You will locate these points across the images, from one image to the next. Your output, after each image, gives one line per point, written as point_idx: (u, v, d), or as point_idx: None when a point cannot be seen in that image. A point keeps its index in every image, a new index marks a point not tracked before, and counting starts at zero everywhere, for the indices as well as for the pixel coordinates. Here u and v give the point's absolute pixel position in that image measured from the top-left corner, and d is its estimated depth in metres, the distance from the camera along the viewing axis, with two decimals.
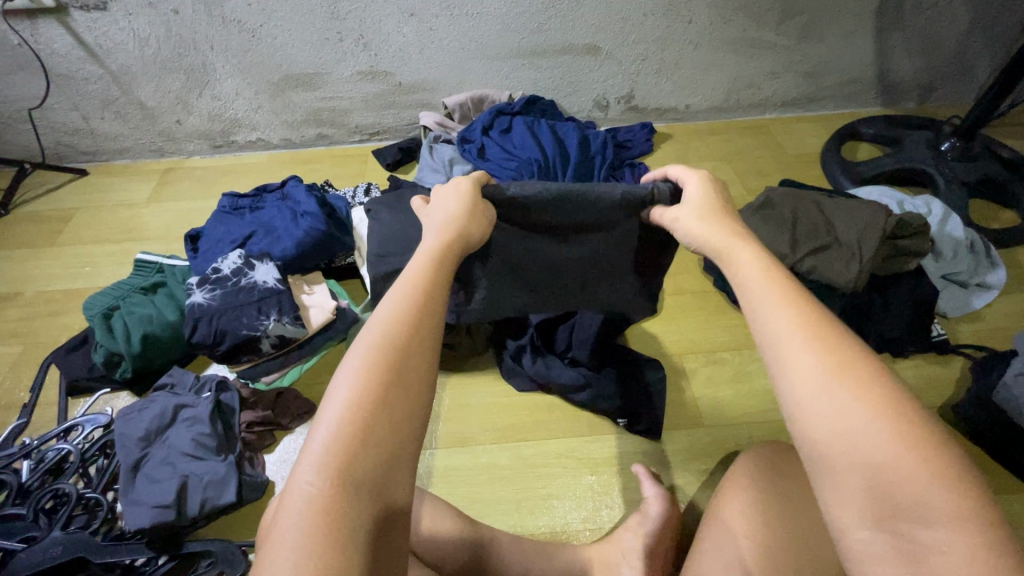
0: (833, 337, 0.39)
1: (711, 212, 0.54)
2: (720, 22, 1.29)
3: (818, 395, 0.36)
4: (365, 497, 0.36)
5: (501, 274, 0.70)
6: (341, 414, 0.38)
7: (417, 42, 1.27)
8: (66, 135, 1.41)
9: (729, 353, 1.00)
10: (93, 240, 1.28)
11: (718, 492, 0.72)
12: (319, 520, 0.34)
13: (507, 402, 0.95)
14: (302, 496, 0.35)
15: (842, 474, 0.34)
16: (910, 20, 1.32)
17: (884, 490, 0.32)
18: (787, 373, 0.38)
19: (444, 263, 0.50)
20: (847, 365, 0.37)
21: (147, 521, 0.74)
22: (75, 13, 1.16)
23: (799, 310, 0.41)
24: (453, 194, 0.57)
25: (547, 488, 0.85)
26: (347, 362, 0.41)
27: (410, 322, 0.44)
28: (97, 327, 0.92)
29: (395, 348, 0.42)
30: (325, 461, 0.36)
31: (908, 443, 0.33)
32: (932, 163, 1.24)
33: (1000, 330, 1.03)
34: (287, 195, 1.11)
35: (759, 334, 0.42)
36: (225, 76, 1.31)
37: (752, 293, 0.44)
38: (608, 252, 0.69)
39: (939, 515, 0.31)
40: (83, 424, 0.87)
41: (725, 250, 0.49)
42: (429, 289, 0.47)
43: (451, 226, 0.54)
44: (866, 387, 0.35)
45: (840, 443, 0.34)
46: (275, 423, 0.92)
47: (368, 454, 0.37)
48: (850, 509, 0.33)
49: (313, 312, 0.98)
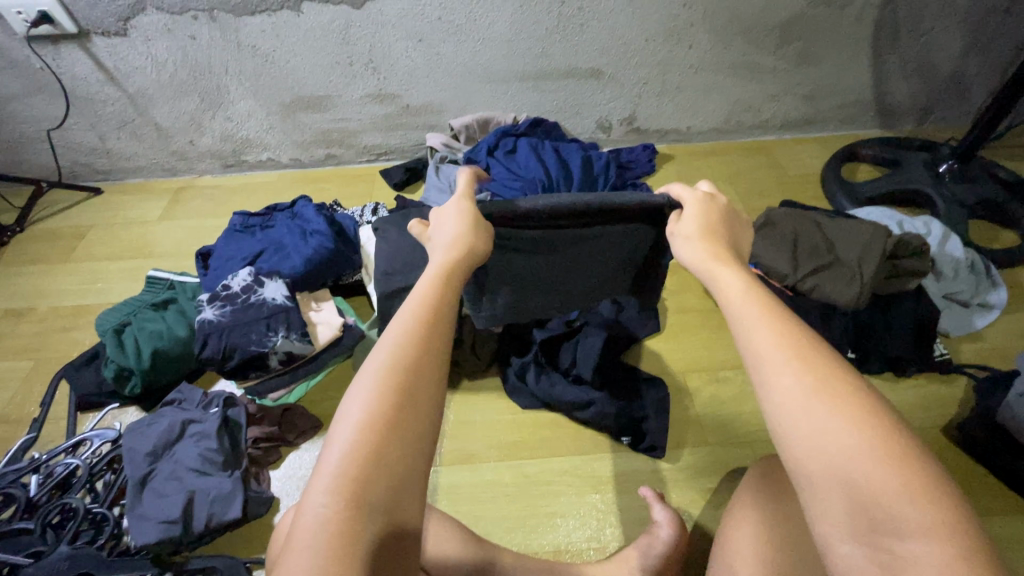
0: (813, 354, 0.40)
1: (693, 230, 0.55)
2: (719, 47, 1.33)
3: (795, 412, 0.37)
4: (374, 519, 0.37)
5: (522, 283, 0.71)
6: (353, 435, 0.39)
7: (425, 65, 1.31)
8: (82, 155, 1.44)
9: (732, 371, 1.01)
10: (106, 256, 1.30)
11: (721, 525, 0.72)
12: (332, 538, 0.36)
13: (511, 419, 0.95)
14: (316, 516, 0.37)
15: (823, 489, 0.35)
16: (906, 46, 1.36)
17: (864, 504, 0.33)
18: (769, 389, 0.39)
19: (452, 282, 0.51)
20: (827, 381, 0.38)
21: (152, 536, 0.75)
22: (96, 38, 1.20)
23: (780, 328, 0.42)
24: (457, 214, 0.58)
25: (551, 505, 0.85)
26: (357, 384, 0.42)
27: (416, 344, 0.44)
28: (108, 342, 0.94)
29: (405, 369, 0.43)
30: (338, 483, 0.38)
31: (884, 458, 0.34)
32: (930, 184, 1.26)
33: (1003, 349, 1.03)
34: (297, 214, 1.13)
35: (745, 349, 0.42)
36: (238, 98, 1.35)
37: (736, 312, 0.44)
38: (627, 257, 0.70)
39: (914, 528, 0.32)
40: (92, 438, 0.88)
41: (708, 269, 0.50)
42: (437, 308, 0.48)
43: (458, 244, 0.54)
44: (845, 403, 0.36)
45: (820, 458, 0.35)
46: (280, 439, 0.93)
47: (380, 475, 0.38)
48: (833, 524, 0.34)
49: (321, 329, 0.99)
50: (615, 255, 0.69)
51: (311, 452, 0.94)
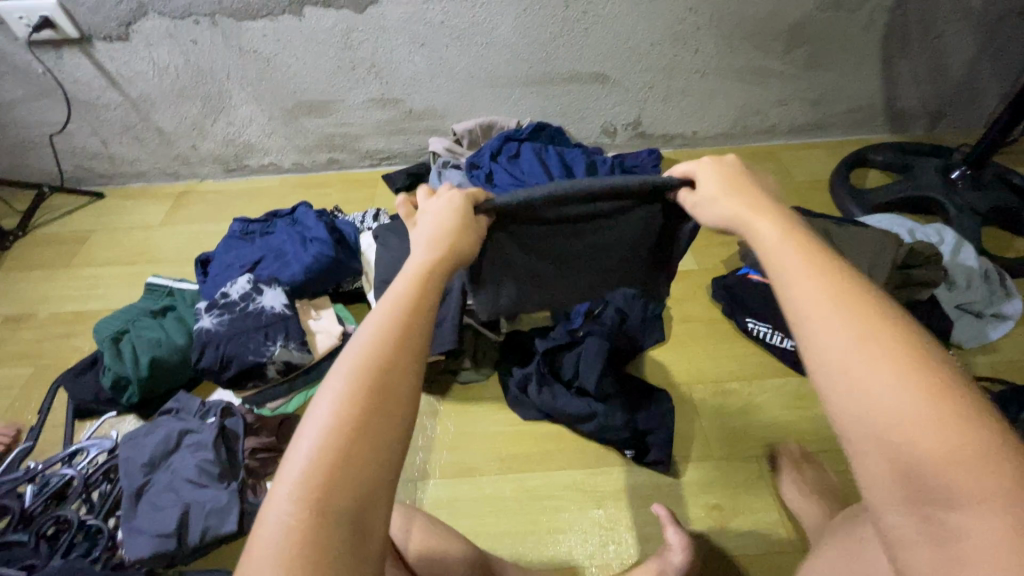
0: (860, 312, 0.37)
1: (717, 192, 0.53)
2: (726, 52, 1.31)
3: (837, 376, 0.36)
4: (339, 527, 0.36)
5: (526, 273, 0.68)
6: (317, 442, 0.38)
7: (428, 70, 1.30)
8: (84, 159, 1.44)
9: (738, 383, 0.99)
10: (107, 262, 1.30)
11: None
12: (297, 538, 0.35)
13: (512, 431, 0.93)
14: (281, 520, 0.36)
15: (870, 458, 0.34)
16: (917, 50, 1.33)
17: (914, 474, 0.32)
18: (817, 351, 0.37)
19: (434, 271, 0.48)
20: (880, 343, 0.36)
21: (146, 550, 0.75)
22: (98, 43, 1.20)
23: (826, 286, 0.40)
24: (446, 200, 0.56)
25: (552, 520, 0.83)
26: (324, 389, 0.41)
27: (388, 343, 0.42)
28: (106, 350, 0.93)
29: (378, 363, 0.41)
30: (299, 491, 0.36)
31: (938, 425, 0.32)
32: (942, 191, 1.24)
33: (1018, 362, 1.00)
34: (297, 220, 1.11)
35: (790, 308, 0.40)
36: (240, 103, 1.34)
37: (776, 270, 0.43)
38: (631, 240, 0.69)
39: (970, 499, 0.31)
40: (88, 448, 0.87)
41: (745, 226, 0.48)
42: (415, 305, 0.45)
43: (444, 239, 0.51)
44: (898, 366, 0.34)
45: (867, 425, 0.34)
46: (278, 449, 0.90)
47: (344, 475, 0.37)
48: (881, 492, 0.34)
49: (320, 338, 0.98)
50: (618, 238, 0.68)
51: None
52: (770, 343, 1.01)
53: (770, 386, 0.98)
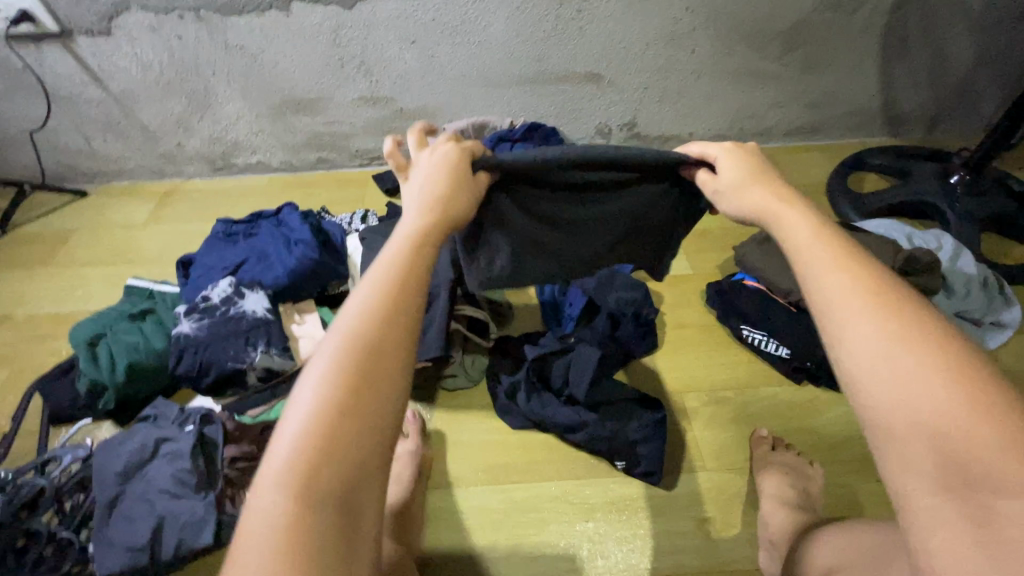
0: (892, 305, 0.37)
1: (742, 179, 0.51)
2: (722, 52, 1.28)
3: (873, 365, 0.35)
4: (333, 513, 0.33)
5: (524, 239, 0.67)
6: (307, 419, 0.35)
7: (419, 68, 1.27)
8: (66, 157, 1.41)
9: (731, 391, 0.96)
10: (87, 262, 1.27)
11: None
12: (287, 528, 0.32)
13: (500, 440, 0.91)
14: (267, 515, 0.32)
15: (905, 442, 0.33)
16: (915, 52, 1.31)
17: (956, 459, 0.31)
18: (846, 340, 0.37)
19: (426, 244, 0.46)
20: (910, 333, 0.36)
21: (118, 564, 0.72)
22: (79, 38, 1.17)
23: (854, 277, 0.39)
24: (439, 163, 0.53)
25: (539, 534, 0.81)
26: (312, 365, 0.37)
27: (383, 312, 0.39)
28: (82, 355, 0.90)
29: (370, 338, 0.38)
30: (290, 474, 0.33)
31: (978, 412, 0.32)
32: (939, 196, 1.22)
33: (1017, 372, 0.98)
34: (282, 221, 1.09)
35: (813, 299, 0.40)
36: (226, 100, 1.31)
37: (804, 258, 0.42)
38: (637, 213, 0.67)
39: (1015, 486, 0.30)
40: (61, 456, 0.84)
41: (770, 216, 0.47)
42: (409, 271, 0.42)
43: (436, 206, 0.49)
44: (932, 356, 0.34)
45: (903, 411, 0.33)
46: (259, 459, 0.86)
47: (331, 458, 0.34)
48: (916, 476, 0.32)
49: (304, 343, 0.96)
50: (623, 210, 0.66)
51: None
52: (765, 351, 0.99)
53: (763, 396, 0.96)
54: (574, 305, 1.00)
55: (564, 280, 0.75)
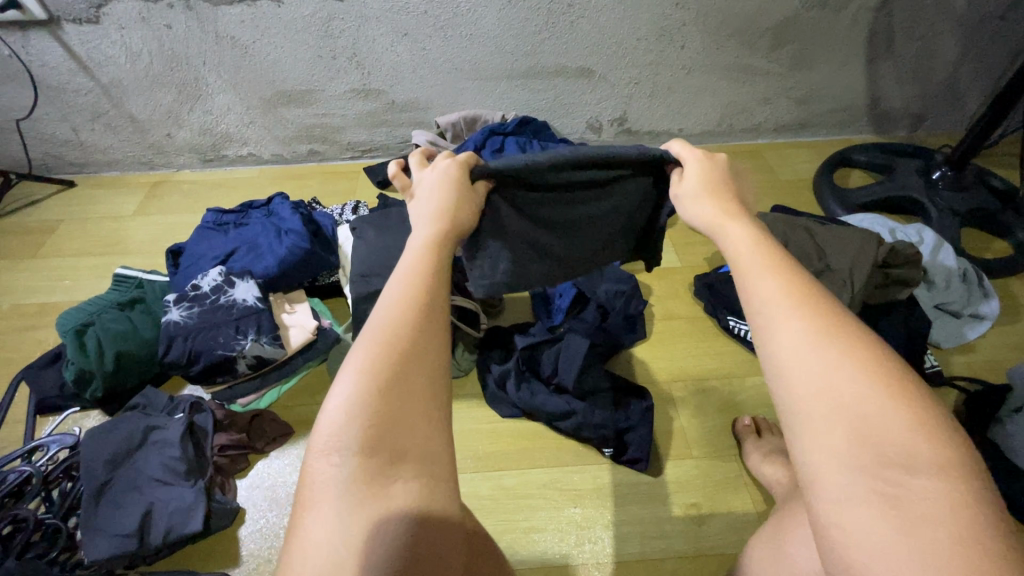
0: (823, 304, 0.38)
1: (699, 188, 0.53)
2: (712, 49, 1.30)
3: (800, 354, 0.36)
4: (390, 476, 0.37)
5: (525, 240, 0.66)
6: (353, 398, 0.39)
7: (411, 61, 1.27)
8: (54, 146, 1.39)
9: (718, 380, 0.98)
10: (75, 252, 1.26)
11: (746, 552, 0.62)
12: (353, 505, 0.37)
13: (490, 428, 0.92)
14: (340, 477, 0.37)
15: (824, 425, 0.33)
16: (901, 51, 1.34)
17: (871, 439, 0.32)
18: (774, 335, 0.38)
19: (443, 251, 0.49)
20: (833, 329, 0.37)
21: (105, 551, 0.71)
22: (67, 26, 1.16)
23: (786, 282, 0.40)
24: (446, 173, 0.55)
25: (528, 520, 0.82)
26: (356, 350, 0.41)
27: (414, 304, 0.43)
28: (69, 343, 0.89)
29: (402, 337, 0.41)
30: (348, 442, 0.38)
31: (891, 397, 0.33)
32: (922, 191, 1.25)
33: (995, 362, 1.01)
34: (273, 211, 1.09)
35: (746, 301, 0.41)
36: (217, 91, 1.31)
37: (744, 265, 0.43)
38: (627, 211, 0.69)
39: (925, 464, 0.31)
40: (48, 444, 0.83)
41: (717, 228, 0.48)
42: (429, 270, 0.46)
43: (449, 211, 0.52)
44: (853, 348, 0.35)
45: (822, 397, 0.34)
46: (249, 447, 0.88)
47: (384, 445, 0.38)
48: (830, 455, 0.33)
49: (294, 332, 0.96)
50: (614, 208, 0.68)
51: (281, 460, 0.89)
52: (751, 341, 1.01)
53: (749, 385, 0.97)
54: (564, 296, 1.01)
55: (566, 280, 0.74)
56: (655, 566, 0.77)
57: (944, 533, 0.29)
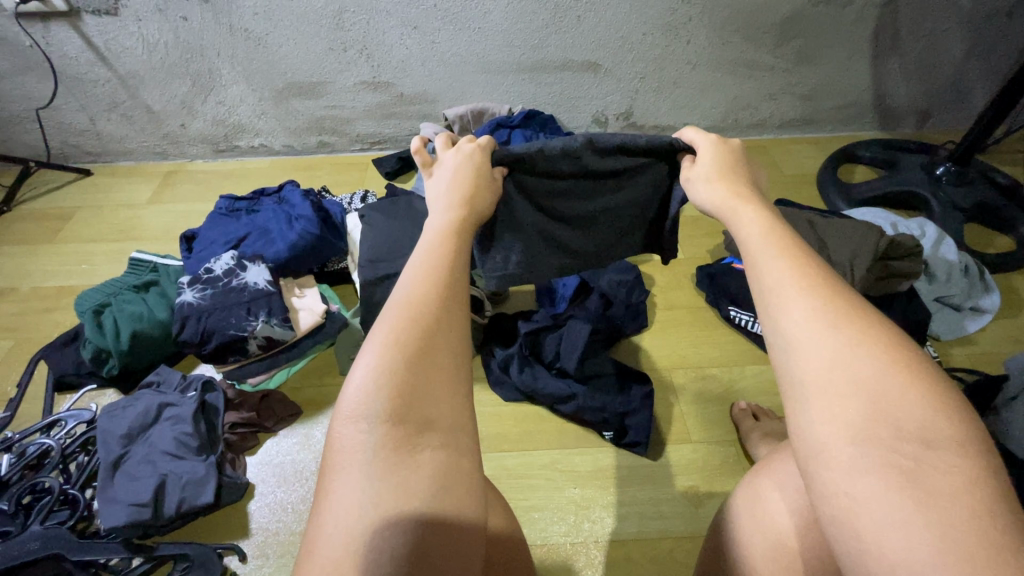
0: (831, 285, 0.39)
1: (712, 173, 0.54)
2: (718, 44, 1.31)
3: (812, 333, 0.36)
4: (405, 445, 0.39)
5: (536, 232, 0.68)
6: (374, 370, 0.41)
7: (420, 54, 1.30)
8: (73, 136, 1.43)
9: (718, 369, 1.00)
10: (91, 238, 1.29)
11: (726, 507, 0.58)
12: (378, 470, 0.39)
13: (493, 411, 0.94)
14: (361, 444, 0.39)
15: (841, 399, 0.34)
16: (907, 47, 1.34)
17: (886, 413, 0.32)
18: (786, 314, 0.38)
19: (462, 236, 0.50)
20: (848, 309, 0.37)
21: (121, 519, 0.73)
22: (87, 17, 1.19)
23: (793, 264, 0.40)
24: (464, 162, 0.57)
25: (529, 499, 0.84)
26: (376, 327, 0.43)
27: (431, 286, 0.45)
28: (87, 323, 0.92)
29: (428, 315, 0.43)
30: (370, 411, 0.40)
31: (906, 375, 0.34)
32: (925, 186, 1.26)
33: (994, 354, 1.02)
34: (284, 199, 1.12)
35: (756, 285, 0.41)
36: (230, 82, 1.33)
37: (753, 247, 0.43)
38: (641, 201, 0.70)
39: (941, 442, 0.32)
40: (66, 419, 0.86)
41: (730, 211, 0.49)
42: (446, 255, 0.47)
43: (464, 200, 0.53)
44: (867, 328, 0.36)
45: (836, 371, 0.34)
46: (259, 425, 0.91)
47: (412, 414, 0.40)
48: (843, 427, 0.33)
49: (303, 316, 0.99)
50: (628, 198, 0.69)
51: (290, 439, 0.92)
52: (751, 331, 1.02)
53: (749, 373, 0.99)
54: (568, 286, 1.01)
55: (577, 271, 0.74)
56: (652, 545, 0.79)
57: (963, 508, 0.30)
